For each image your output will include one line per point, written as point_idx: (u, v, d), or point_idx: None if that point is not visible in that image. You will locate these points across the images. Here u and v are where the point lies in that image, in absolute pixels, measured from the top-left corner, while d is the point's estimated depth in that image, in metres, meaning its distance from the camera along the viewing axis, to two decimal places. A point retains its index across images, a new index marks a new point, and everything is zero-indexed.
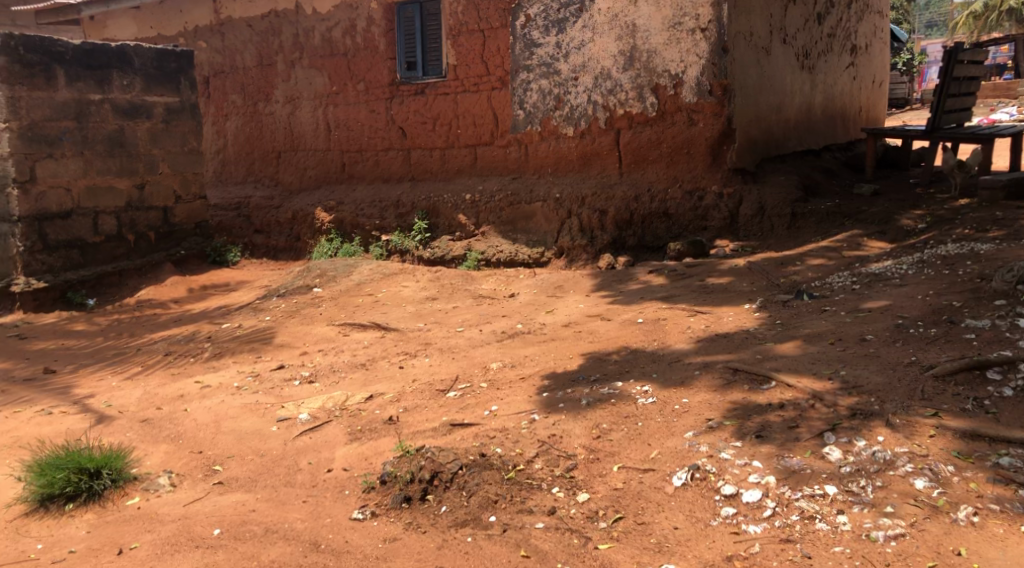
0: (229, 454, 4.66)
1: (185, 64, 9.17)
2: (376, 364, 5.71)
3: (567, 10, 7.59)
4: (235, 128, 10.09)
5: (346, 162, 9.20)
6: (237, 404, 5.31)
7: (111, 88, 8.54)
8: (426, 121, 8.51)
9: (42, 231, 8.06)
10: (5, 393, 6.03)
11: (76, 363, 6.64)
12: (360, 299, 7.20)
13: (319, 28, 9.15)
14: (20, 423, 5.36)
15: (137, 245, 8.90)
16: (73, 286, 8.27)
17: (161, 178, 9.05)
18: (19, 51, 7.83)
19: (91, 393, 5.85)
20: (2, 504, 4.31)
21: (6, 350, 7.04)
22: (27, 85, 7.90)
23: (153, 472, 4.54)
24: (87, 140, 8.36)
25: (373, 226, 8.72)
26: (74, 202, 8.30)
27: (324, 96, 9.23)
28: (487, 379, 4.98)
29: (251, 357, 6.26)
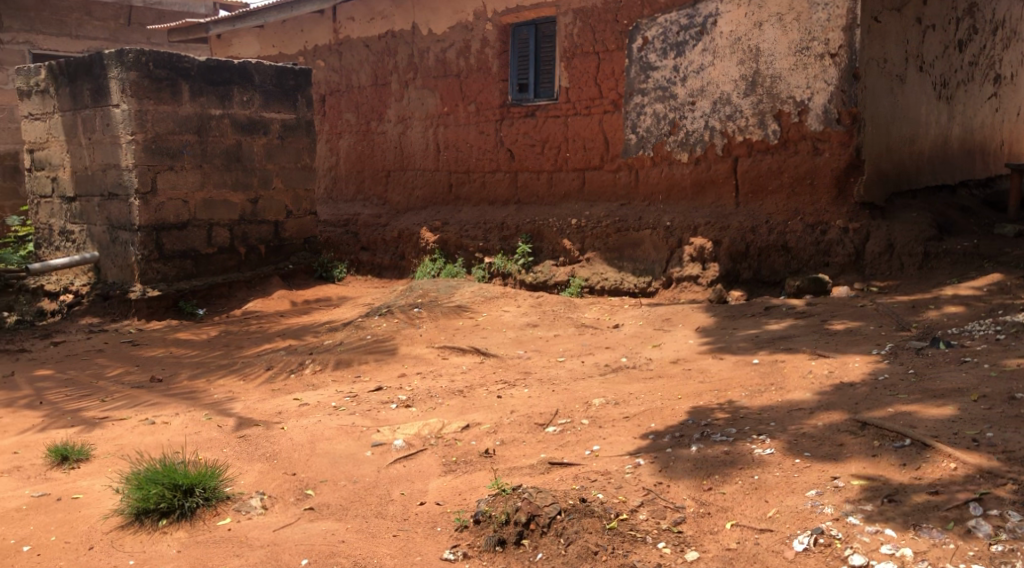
0: (322, 478, 4.55)
1: (303, 82, 9.30)
2: (474, 391, 5.53)
3: (687, 33, 7.32)
4: (347, 147, 10.19)
5: (453, 183, 9.14)
6: (333, 425, 5.21)
7: (232, 104, 8.72)
8: (535, 143, 8.36)
9: (160, 241, 8.26)
10: (115, 398, 6.13)
11: (183, 372, 6.72)
12: (460, 322, 7.06)
13: (434, 49, 9.14)
14: (124, 431, 5.41)
15: (248, 258, 9.04)
16: (185, 295, 8.43)
17: (274, 193, 9.19)
18: (149, 66, 8.07)
19: (193, 404, 5.88)
20: (99, 515, 4.31)
21: (118, 356, 7.20)
22: (154, 99, 8.14)
23: (246, 491, 4.48)
24: (206, 154, 8.56)
25: (477, 248, 8.59)
26: (190, 214, 8.49)
27: (435, 116, 9.21)
28: (589, 416, 4.73)
29: (351, 376, 6.18)
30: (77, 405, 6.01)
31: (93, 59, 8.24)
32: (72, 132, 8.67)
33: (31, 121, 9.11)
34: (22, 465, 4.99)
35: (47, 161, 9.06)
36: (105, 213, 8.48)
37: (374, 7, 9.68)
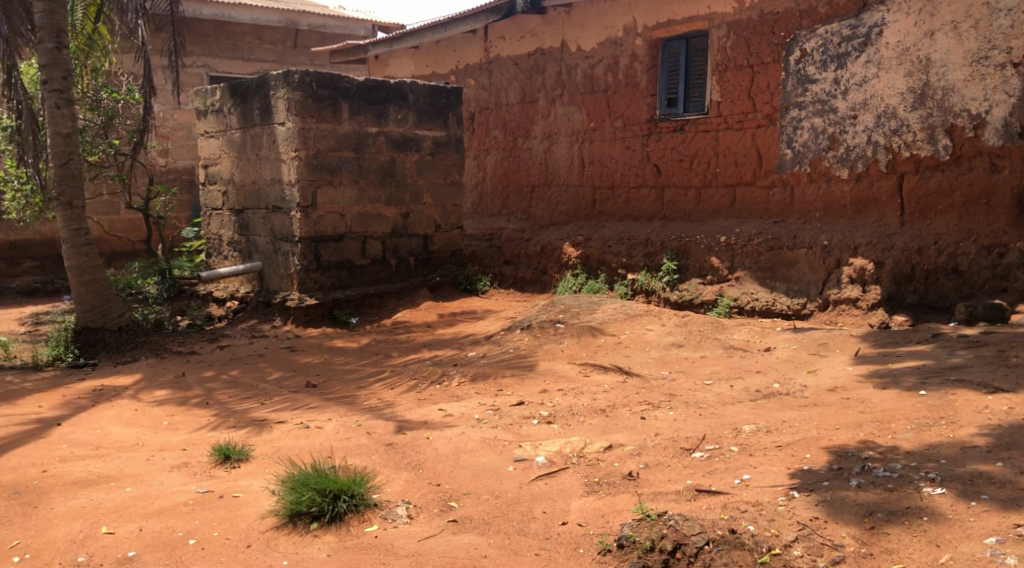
0: (465, 491, 4.59)
1: (453, 100, 9.51)
2: (616, 411, 5.44)
3: (849, 44, 7.00)
4: (494, 162, 10.31)
5: (599, 199, 9.09)
6: (476, 438, 5.25)
7: (387, 121, 9.01)
8: (684, 158, 8.21)
9: (318, 253, 8.62)
10: (273, 401, 6.41)
11: (335, 379, 6.95)
12: (603, 339, 6.98)
13: (582, 65, 9.13)
14: (281, 434, 5.65)
15: (398, 270, 9.29)
16: (340, 304, 8.76)
17: (424, 208, 9.42)
18: (313, 86, 8.44)
19: (344, 411, 6.07)
20: (258, 514, 4.50)
21: (277, 361, 7.55)
22: (316, 118, 8.50)
23: (392, 500, 4.57)
24: (362, 170, 8.88)
25: (620, 264, 8.49)
26: (346, 227, 8.81)
27: (581, 132, 9.19)
28: (739, 443, 4.56)
29: (494, 389, 6.22)
30: (239, 406, 6.33)
31: (262, 80, 8.71)
32: (241, 149, 9.20)
33: (206, 138, 9.72)
34: (189, 461, 5.29)
35: (218, 176, 9.65)
36: (269, 226, 8.93)
37: (525, 26, 9.78)
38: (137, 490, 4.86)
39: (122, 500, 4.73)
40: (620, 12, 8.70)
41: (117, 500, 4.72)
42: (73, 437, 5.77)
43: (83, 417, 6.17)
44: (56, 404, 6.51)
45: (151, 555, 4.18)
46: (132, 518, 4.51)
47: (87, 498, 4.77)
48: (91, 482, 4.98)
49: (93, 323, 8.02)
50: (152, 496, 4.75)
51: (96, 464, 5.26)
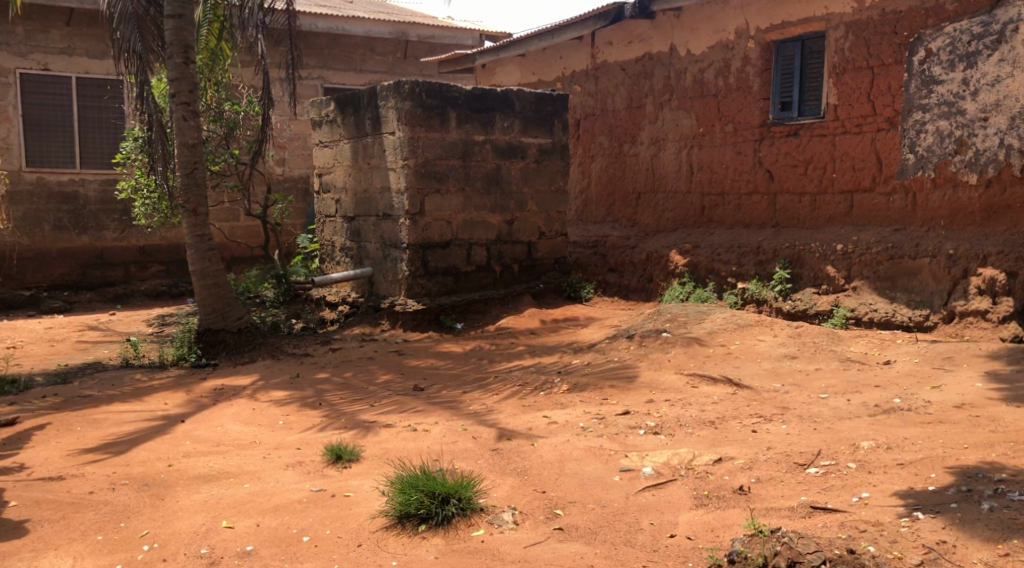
0: (571, 499, 4.57)
1: (559, 107, 9.53)
2: (726, 423, 5.33)
3: (980, 43, 6.68)
4: (599, 169, 10.23)
5: (707, 206, 8.93)
6: (582, 446, 5.23)
7: (494, 129, 9.10)
8: (798, 164, 7.99)
9: (425, 259, 8.76)
10: (382, 403, 6.54)
11: (442, 383, 7.04)
12: (712, 349, 6.84)
13: (692, 69, 9.01)
14: (389, 437, 5.76)
15: (503, 276, 9.35)
16: (445, 310, 8.88)
17: (529, 215, 9.45)
18: (422, 96, 8.58)
19: (450, 415, 6.14)
20: (368, 514, 4.59)
21: (387, 364, 7.71)
22: (426, 127, 8.66)
23: (498, 505, 4.59)
24: (469, 177, 8.99)
25: (730, 272, 8.33)
26: (453, 233, 8.93)
27: (689, 137, 9.05)
28: (857, 459, 4.39)
29: (599, 398, 6.18)
30: (349, 408, 6.48)
31: (374, 91, 8.92)
32: (353, 158, 9.44)
33: (321, 148, 10.04)
34: (303, 460, 5.45)
35: (332, 185, 9.94)
36: (379, 232, 9.13)
37: (633, 31, 9.72)
38: (255, 487, 5.03)
39: (241, 496, 4.91)
40: (731, 14, 8.55)
41: (236, 496, 4.90)
42: (196, 433, 6.03)
43: (205, 415, 6.44)
44: (180, 401, 6.81)
45: (268, 550, 4.32)
46: (251, 514, 4.67)
47: (209, 492, 4.97)
48: (212, 478, 5.19)
49: (214, 325, 8.37)
50: (268, 493, 4.91)
51: (217, 460, 5.48)
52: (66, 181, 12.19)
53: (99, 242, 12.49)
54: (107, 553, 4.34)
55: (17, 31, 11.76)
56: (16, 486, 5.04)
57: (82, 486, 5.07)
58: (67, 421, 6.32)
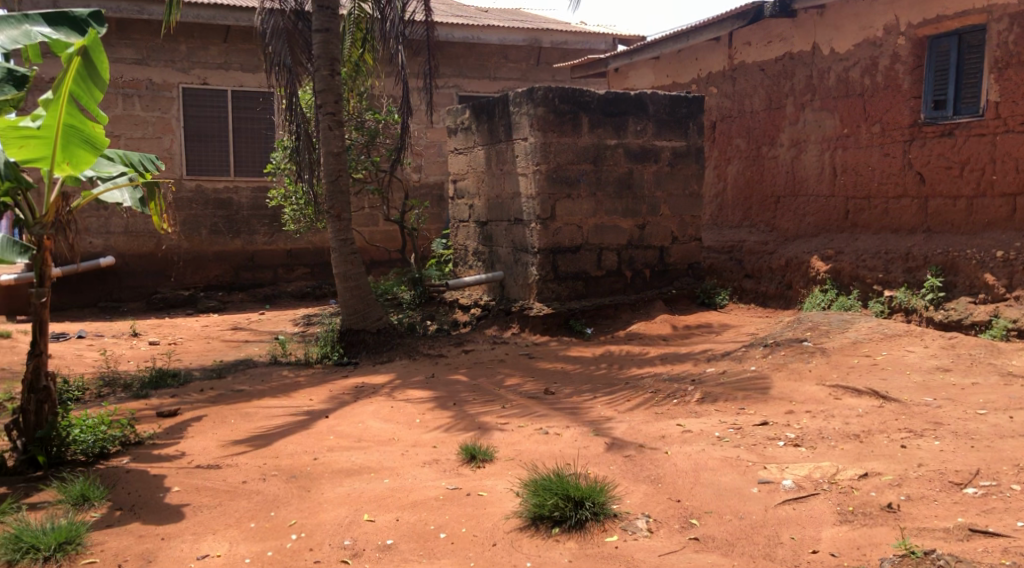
0: (707, 509, 4.50)
1: (695, 109, 9.38)
2: (872, 437, 5.10)
3: None
4: (735, 172, 9.98)
5: (851, 210, 8.59)
6: (718, 456, 5.12)
7: (627, 133, 9.04)
8: (953, 165, 7.57)
9: (555, 263, 8.81)
10: (513, 406, 6.59)
11: (574, 387, 7.03)
12: (856, 359, 6.56)
13: (836, 68, 8.68)
14: (522, 439, 5.81)
15: (634, 281, 9.27)
16: (575, 314, 8.87)
17: (662, 219, 9.33)
18: (555, 101, 8.63)
19: (582, 419, 6.13)
20: (502, 514, 4.65)
21: (519, 367, 7.78)
22: (558, 132, 8.70)
23: (632, 512, 4.56)
24: (600, 182, 8.97)
25: (876, 279, 7.97)
26: (584, 238, 8.93)
27: (833, 139, 8.73)
28: (1021, 483, 4.20)
29: (736, 407, 6.03)
30: (482, 409, 6.57)
31: (507, 98, 9.04)
32: (486, 164, 9.58)
33: (456, 154, 10.24)
34: (439, 458, 5.57)
35: (466, 191, 10.12)
36: (510, 237, 9.24)
37: (773, 30, 9.46)
38: (394, 482, 5.17)
39: (381, 490, 5.06)
40: (880, 10, 8.19)
41: (376, 491, 5.06)
42: (339, 429, 6.26)
43: (346, 412, 6.67)
44: (324, 398, 7.09)
45: (407, 544, 4.45)
46: (390, 509, 4.81)
47: (351, 486, 5.15)
48: (354, 472, 5.37)
49: (355, 325, 8.67)
50: (407, 490, 5.05)
51: (358, 455, 5.67)
52: (221, 188, 12.90)
53: (249, 246, 13.16)
54: (258, 540, 4.56)
55: (180, 48, 12.54)
56: (177, 473, 5.36)
57: (235, 475, 5.35)
58: (222, 414, 6.68)
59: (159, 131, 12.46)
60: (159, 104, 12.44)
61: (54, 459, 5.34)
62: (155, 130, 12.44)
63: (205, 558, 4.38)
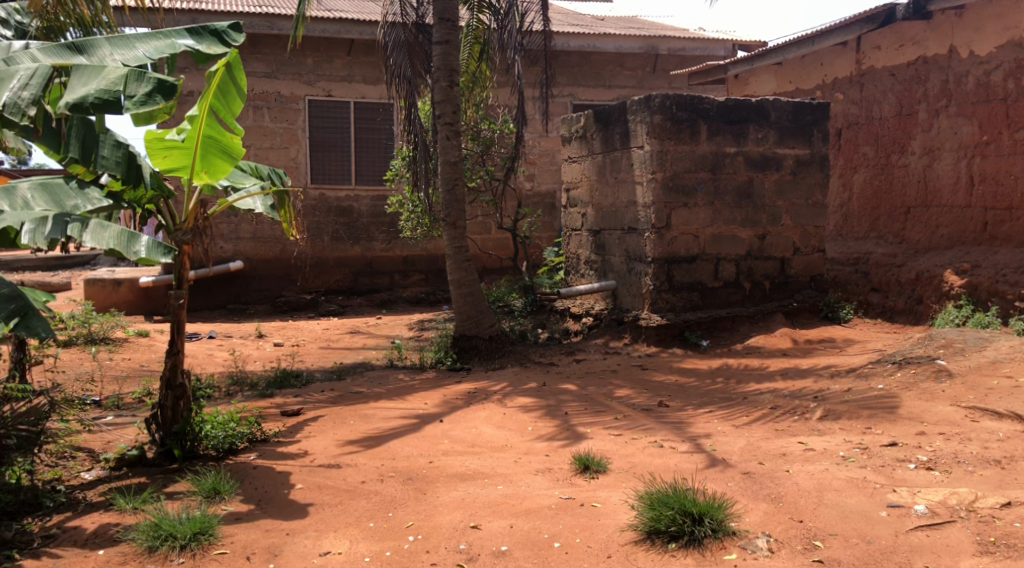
0: (832, 531, 4.34)
1: (820, 116, 9.08)
2: (1015, 464, 4.81)
3: None
4: (862, 181, 9.59)
5: (990, 221, 8.13)
6: (842, 476, 4.92)
7: (747, 141, 8.83)
8: None
9: (670, 273, 8.68)
10: (626, 418, 6.51)
11: (689, 401, 6.88)
12: (995, 380, 6.18)
13: (975, 72, 8.25)
14: (636, 451, 5.73)
15: (752, 293, 9.02)
16: (691, 326, 8.71)
17: (783, 229, 9.07)
18: (672, 109, 8.52)
19: (698, 433, 6.00)
20: (617, 526, 4.59)
21: (632, 378, 7.69)
22: (675, 139, 8.58)
23: (751, 530, 4.43)
24: (719, 191, 8.79)
25: (1017, 295, 7.57)
26: (700, 248, 8.77)
27: (970, 146, 8.30)
28: None
29: (862, 426, 5.78)
30: (595, 419, 6.52)
31: (623, 107, 8.99)
32: (601, 173, 9.54)
33: (570, 162, 10.23)
34: (552, 467, 5.55)
35: (579, 199, 10.10)
36: (624, 246, 9.16)
37: (905, 33, 9.05)
38: (508, 489, 5.19)
39: (495, 497, 5.08)
40: None
41: (490, 497, 5.08)
42: (454, 433, 6.33)
43: (461, 417, 6.73)
44: (438, 402, 7.18)
45: (522, 552, 4.45)
46: (504, 515, 4.82)
47: (466, 491, 5.19)
48: (468, 477, 5.41)
49: (468, 331, 8.76)
50: (521, 497, 5.05)
51: (472, 461, 5.71)
52: (343, 196, 13.29)
53: (368, 252, 13.50)
54: (377, 539, 4.65)
55: (306, 62, 12.99)
56: (300, 471, 5.53)
57: (355, 475, 5.48)
58: (341, 414, 6.86)
59: (286, 142, 12.95)
60: (287, 116, 12.92)
61: (188, 452, 5.57)
62: (282, 140, 12.93)
63: (326, 555, 4.50)
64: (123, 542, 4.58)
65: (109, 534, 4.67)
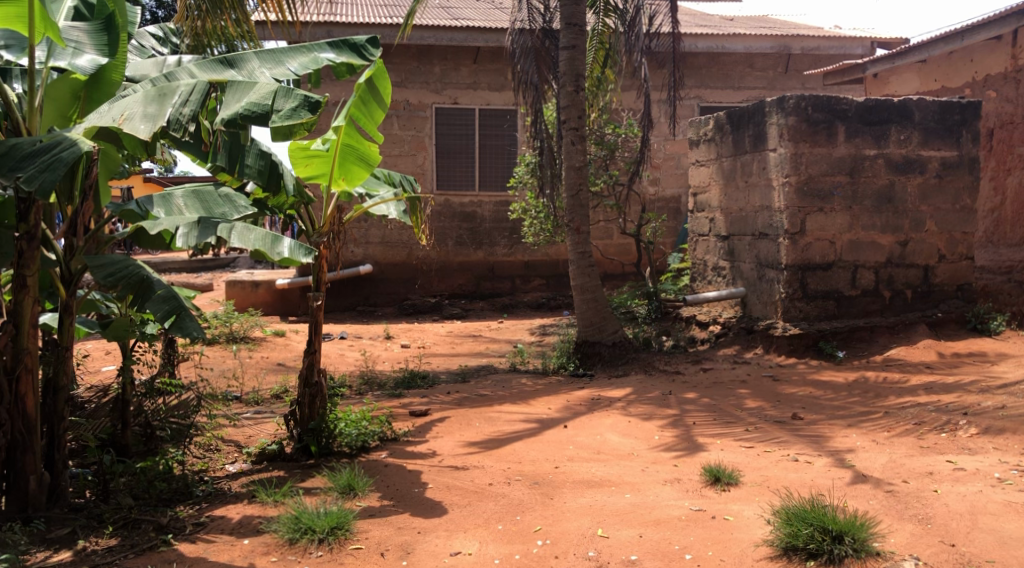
0: (989, 558, 4.07)
1: (969, 116, 8.58)
2: None
3: None
4: (1016, 184, 9.03)
5: None
6: (999, 500, 4.59)
7: (888, 143, 8.42)
8: None
9: (804, 281, 8.37)
10: (758, 430, 6.30)
11: (825, 414, 6.59)
12: None
13: None
14: (769, 464, 5.54)
15: (892, 302, 8.59)
16: (826, 336, 8.34)
17: (927, 236, 8.60)
18: (809, 110, 8.23)
19: (836, 448, 5.73)
20: (751, 541, 4.42)
21: (762, 389, 7.43)
22: (810, 142, 8.27)
23: (898, 552, 4.20)
24: (857, 195, 8.42)
25: None
26: (837, 254, 8.42)
27: None
28: None
29: (1019, 447, 5.39)
30: (725, 430, 6.34)
31: (757, 108, 8.71)
32: (730, 176, 9.30)
33: (698, 166, 10.02)
34: (681, 478, 5.41)
35: (706, 204, 9.89)
36: (755, 252, 8.89)
37: None
38: (636, 498, 5.09)
39: (623, 505, 4.99)
40: None
41: (618, 505, 4.99)
42: (579, 440, 6.27)
43: (585, 423, 6.67)
44: (561, 407, 7.14)
45: (652, 562, 4.34)
46: (632, 525, 4.73)
47: (593, 498, 5.12)
48: (595, 484, 5.34)
49: (591, 337, 8.69)
50: (650, 507, 4.94)
51: (599, 468, 5.64)
52: (467, 202, 13.47)
53: (491, 257, 13.62)
54: (506, 542, 4.64)
55: (434, 70, 13.22)
56: (429, 470, 5.60)
57: (482, 477, 5.49)
58: (467, 416, 6.91)
59: (413, 149, 13.21)
60: (414, 124, 13.18)
61: (324, 449, 5.72)
62: (411, 148, 13.19)
63: (457, 555, 4.52)
64: (266, 533, 4.73)
65: (253, 524, 4.84)
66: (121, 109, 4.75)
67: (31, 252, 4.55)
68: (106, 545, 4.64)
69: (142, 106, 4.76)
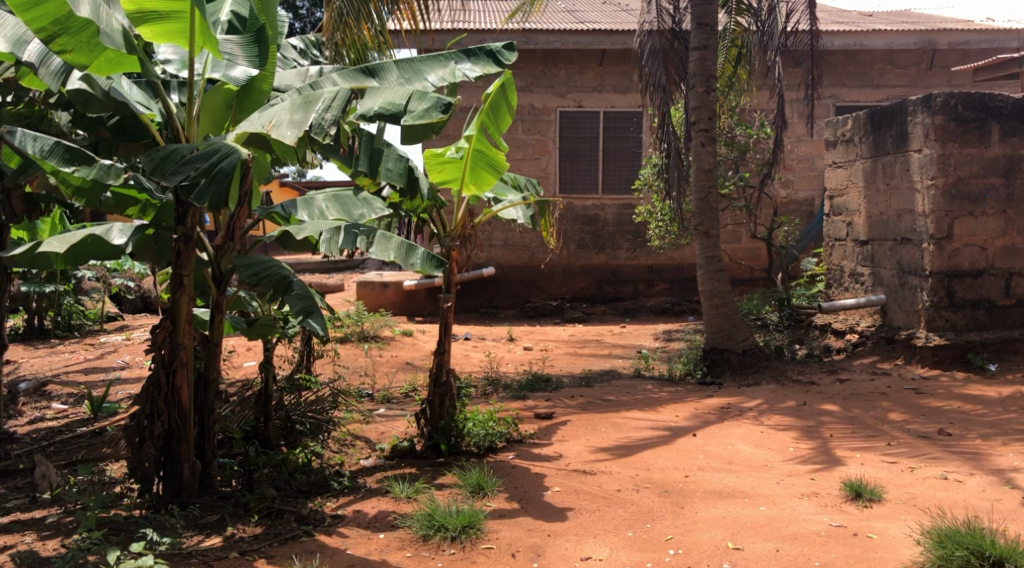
0: None
1: None
2: None
3: None
4: None
5: None
6: None
7: None
8: None
9: (951, 289, 7.92)
10: (904, 445, 5.99)
11: (976, 430, 6.21)
12: None
13: None
14: (916, 480, 5.25)
15: None
16: (975, 347, 7.85)
17: None
18: (958, 109, 7.77)
19: (991, 467, 5.39)
20: (899, 561, 4.19)
21: (904, 402, 7.06)
22: (960, 142, 7.81)
23: None
24: (1012, 198, 7.92)
25: None
26: (988, 261, 7.93)
27: None
28: None
29: None
30: (865, 444, 6.06)
31: (900, 106, 8.29)
32: (870, 178, 8.89)
33: (835, 168, 9.65)
34: (819, 492, 5.19)
35: (844, 207, 9.50)
36: (898, 258, 8.45)
37: None
38: (771, 511, 4.92)
39: (758, 518, 4.83)
40: None
41: (753, 517, 4.83)
42: (709, 449, 6.11)
43: (715, 432, 6.50)
44: (689, 415, 6.99)
45: None
46: (768, 538, 4.56)
47: (726, 509, 4.98)
48: (727, 495, 5.19)
49: (720, 344, 8.47)
50: (786, 520, 4.76)
51: (731, 478, 5.48)
52: (590, 205, 13.42)
53: (613, 261, 13.52)
54: (637, 549, 4.56)
55: (559, 74, 13.23)
56: (556, 474, 5.57)
57: (610, 483, 5.42)
58: (592, 421, 6.85)
59: (537, 153, 13.26)
60: (539, 128, 13.23)
61: (453, 448, 5.80)
62: (534, 151, 13.25)
63: (588, 559, 4.47)
64: (401, 528, 4.81)
65: (387, 519, 4.94)
66: (270, 116, 4.95)
67: (187, 252, 4.76)
68: (252, 533, 4.81)
69: (288, 113, 4.91)
